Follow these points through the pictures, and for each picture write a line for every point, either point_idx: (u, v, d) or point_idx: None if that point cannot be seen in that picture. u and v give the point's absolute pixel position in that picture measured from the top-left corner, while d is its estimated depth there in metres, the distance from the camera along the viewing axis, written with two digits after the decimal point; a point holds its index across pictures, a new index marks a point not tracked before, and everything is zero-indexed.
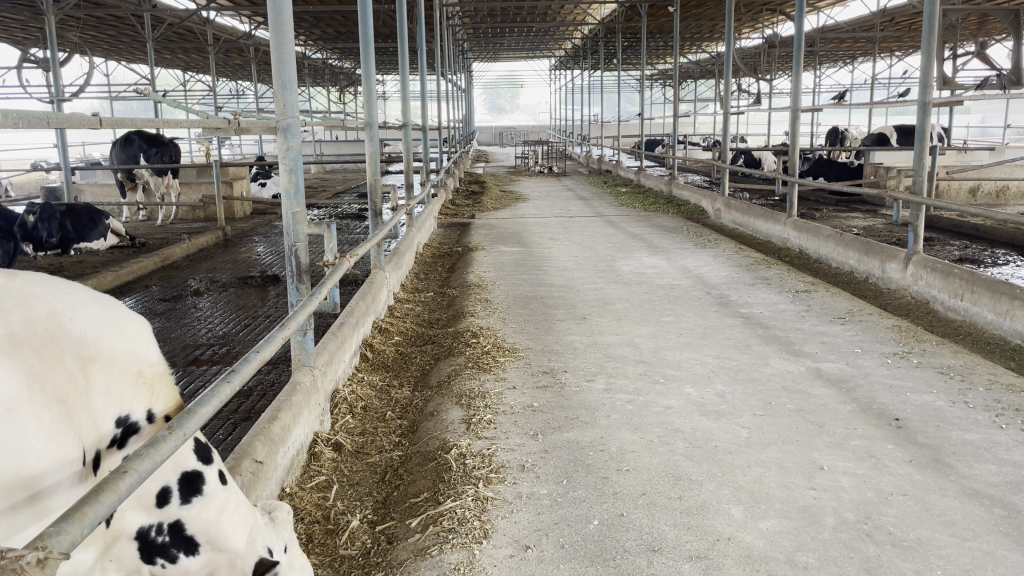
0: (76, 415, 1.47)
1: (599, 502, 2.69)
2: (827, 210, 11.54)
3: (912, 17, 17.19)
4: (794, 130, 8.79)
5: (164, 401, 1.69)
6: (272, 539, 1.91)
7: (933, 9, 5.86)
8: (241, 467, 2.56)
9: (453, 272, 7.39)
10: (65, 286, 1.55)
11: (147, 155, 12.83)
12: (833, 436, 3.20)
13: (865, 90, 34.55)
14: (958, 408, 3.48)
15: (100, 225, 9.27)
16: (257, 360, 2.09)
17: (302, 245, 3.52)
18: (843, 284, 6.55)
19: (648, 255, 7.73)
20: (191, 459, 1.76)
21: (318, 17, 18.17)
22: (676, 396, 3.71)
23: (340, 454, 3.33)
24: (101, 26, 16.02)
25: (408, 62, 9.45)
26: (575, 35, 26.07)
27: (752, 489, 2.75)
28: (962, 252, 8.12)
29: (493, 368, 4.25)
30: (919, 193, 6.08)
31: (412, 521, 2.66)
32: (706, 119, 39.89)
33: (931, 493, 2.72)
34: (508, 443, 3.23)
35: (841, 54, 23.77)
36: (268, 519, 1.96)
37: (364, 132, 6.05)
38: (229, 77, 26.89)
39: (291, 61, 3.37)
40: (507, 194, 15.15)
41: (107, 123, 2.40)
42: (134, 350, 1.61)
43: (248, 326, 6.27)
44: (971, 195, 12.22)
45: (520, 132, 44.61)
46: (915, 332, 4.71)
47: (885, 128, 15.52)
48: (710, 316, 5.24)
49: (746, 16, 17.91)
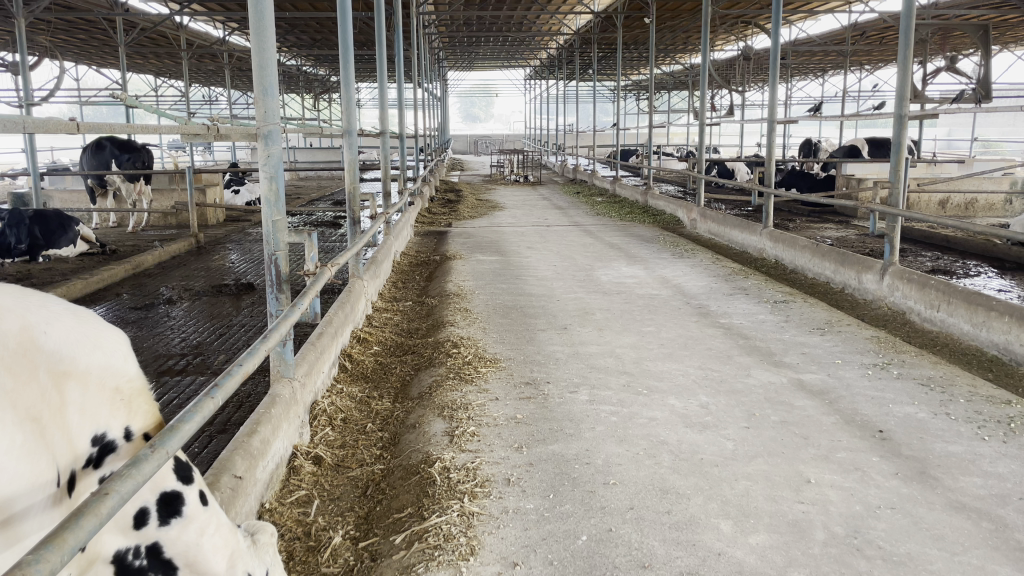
0: (50, 433, 1.40)
1: (586, 517, 2.66)
2: (801, 221, 11.65)
3: (883, 32, 17.46)
4: (772, 140, 8.82)
5: (143, 417, 1.63)
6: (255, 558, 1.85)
7: (909, 23, 5.90)
8: (221, 483, 2.49)
9: (431, 281, 7.33)
10: (39, 299, 1.47)
11: (118, 160, 12.65)
12: (818, 448, 3.19)
13: (837, 103, 35.02)
14: (940, 420, 3.49)
15: (70, 231, 9.02)
16: (240, 373, 2.02)
17: (282, 255, 3.45)
18: (820, 295, 6.59)
19: (627, 264, 7.73)
20: (171, 479, 1.68)
21: (294, 23, 18.04)
22: (661, 407, 3.69)
23: (320, 468, 3.27)
24: (72, 29, 15.77)
25: (386, 69, 9.28)
26: (550, 45, 26.18)
27: (740, 503, 2.73)
28: (935, 263, 8.21)
29: (475, 379, 4.20)
30: (895, 204, 6.12)
31: (396, 537, 2.60)
32: (679, 130, 40.25)
33: (918, 506, 2.71)
34: (492, 456, 3.18)
35: (814, 67, 24.10)
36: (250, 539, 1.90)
37: (343, 139, 5.96)
38: (201, 83, 26.61)
39: (272, 66, 3.30)
40: (483, 203, 15.11)
41: (86, 127, 2.32)
42: (111, 365, 1.53)
43: (223, 335, 6.16)
44: (941, 208, 12.41)
45: (495, 141, 44.62)
46: (894, 343, 4.73)
47: (857, 141, 15.72)
48: (690, 326, 5.23)
49: (721, 28, 18.05)
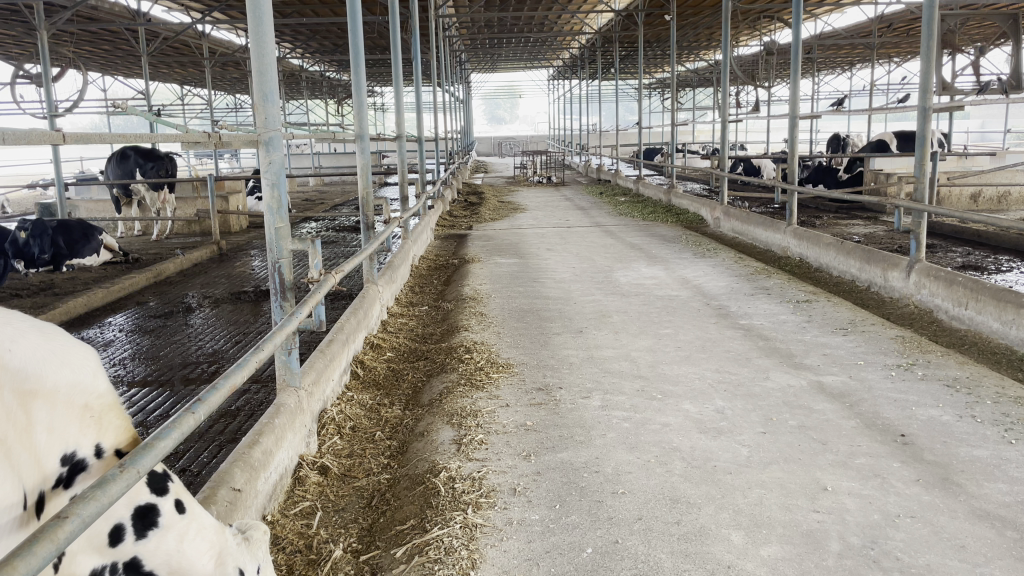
0: (13, 453, 1.33)
1: (592, 529, 2.58)
2: (828, 218, 11.45)
3: (910, 23, 17.15)
4: (794, 137, 8.64)
5: (115, 434, 1.56)
6: (242, 560, 1.81)
7: (931, 12, 5.72)
8: (217, 496, 2.44)
9: (448, 285, 7.28)
10: (3, 314, 1.39)
11: (143, 169, 12.63)
12: (836, 454, 3.08)
13: (865, 98, 34.49)
14: (965, 423, 3.36)
15: (93, 240, 9.14)
16: (226, 387, 1.97)
17: (286, 261, 3.40)
18: (844, 293, 6.44)
19: (646, 265, 7.63)
20: (145, 491, 1.62)
21: (315, 30, 18.12)
22: (675, 412, 3.59)
23: (326, 478, 3.22)
24: (96, 40, 15.95)
25: (402, 73, 9.19)
26: (572, 45, 26.07)
27: (753, 513, 2.63)
28: (965, 259, 7.99)
29: (486, 385, 4.13)
30: (921, 199, 5.95)
31: (396, 551, 2.53)
32: (704, 129, 39.98)
33: (939, 514, 2.60)
34: (499, 465, 3.11)
35: (840, 60, 23.76)
36: (240, 539, 1.86)
37: (356, 144, 5.92)
38: (226, 91, 26.86)
39: (272, 73, 3.25)
40: (506, 205, 15.07)
41: (77, 140, 2.30)
42: (79, 382, 1.45)
43: (240, 342, 6.15)
44: (972, 202, 12.14)
45: (519, 142, 44.56)
46: (919, 343, 4.59)
47: (885, 135, 15.44)
48: (709, 328, 5.11)
49: (743, 24, 17.85)
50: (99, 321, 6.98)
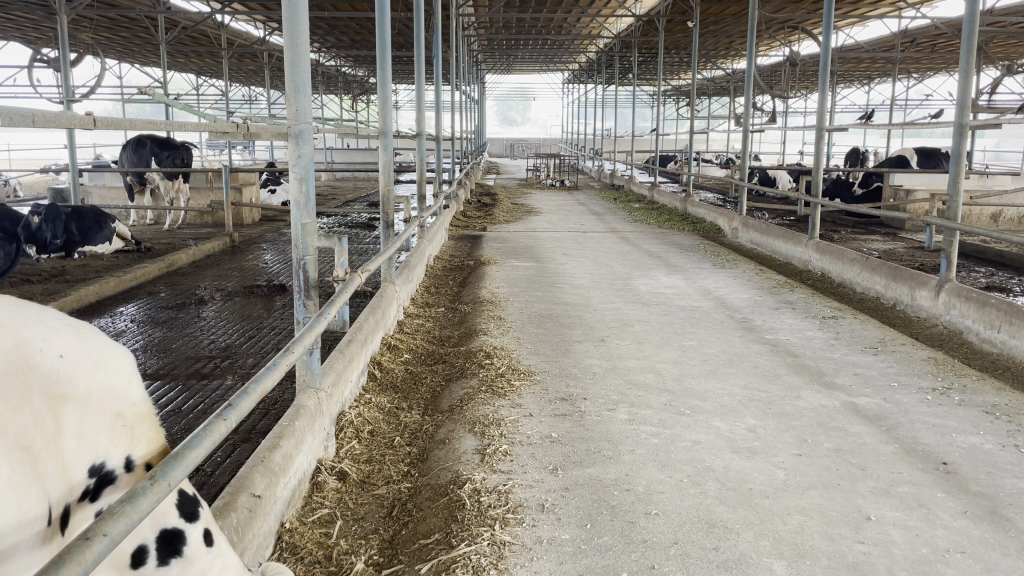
0: (42, 464, 1.21)
1: (626, 551, 2.47)
2: (846, 232, 11.32)
3: (934, 38, 17.00)
4: (820, 149, 8.49)
5: (146, 445, 1.44)
6: None
7: (972, 26, 5.56)
8: (237, 503, 2.33)
9: (464, 287, 7.18)
10: (35, 310, 1.28)
11: (158, 158, 12.59)
12: (877, 481, 2.96)
13: (883, 112, 34.22)
14: (1008, 452, 3.24)
15: (105, 228, 9.07)
16: (257, 392, 1.85)
17: (310, 259, 3.29)
18: (869, 311, 6.31)
19: (666, 274, 7.51)
20: (172, 514, 1.51)
21: (334, 24, 18.02)
22: (705, 430, 3.47)
23: (344, 484, 3.10)
24: (115, 27, 15.89)
25: (424, 70, 9.02)
26: (590, 49, 25.96)
27: (795, 541, 2.51)
28: (989, 280, 7.87)
29: (508, 393, 4.01)
30: (953, 217, 5.81)
31: (421, 567, 2.42)
32: (719, 137, 39.91)
33: (991, 550, 2.48)
34: (526, 478, 3.00)
35: (861, 74, 23.60)
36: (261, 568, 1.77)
37: (379, 140, 5.78)
38: (241, 82, 26.81)
39: (305, 64, 3.14)
40: (519, 206, 15.00)
41: (102, 125, 2.20)
42: (113, 387, 1.33)
43: (253, 338, 6.04)
44: (993, 221, 12.04)
45: (532, 145, 44.47)
46: (953, 366, 4.47)
47: (906, 150, 15.31)
48: (734, 342, 4.98)
49: (766, 33, 17.71)
50: (111, 310, 6.89)
